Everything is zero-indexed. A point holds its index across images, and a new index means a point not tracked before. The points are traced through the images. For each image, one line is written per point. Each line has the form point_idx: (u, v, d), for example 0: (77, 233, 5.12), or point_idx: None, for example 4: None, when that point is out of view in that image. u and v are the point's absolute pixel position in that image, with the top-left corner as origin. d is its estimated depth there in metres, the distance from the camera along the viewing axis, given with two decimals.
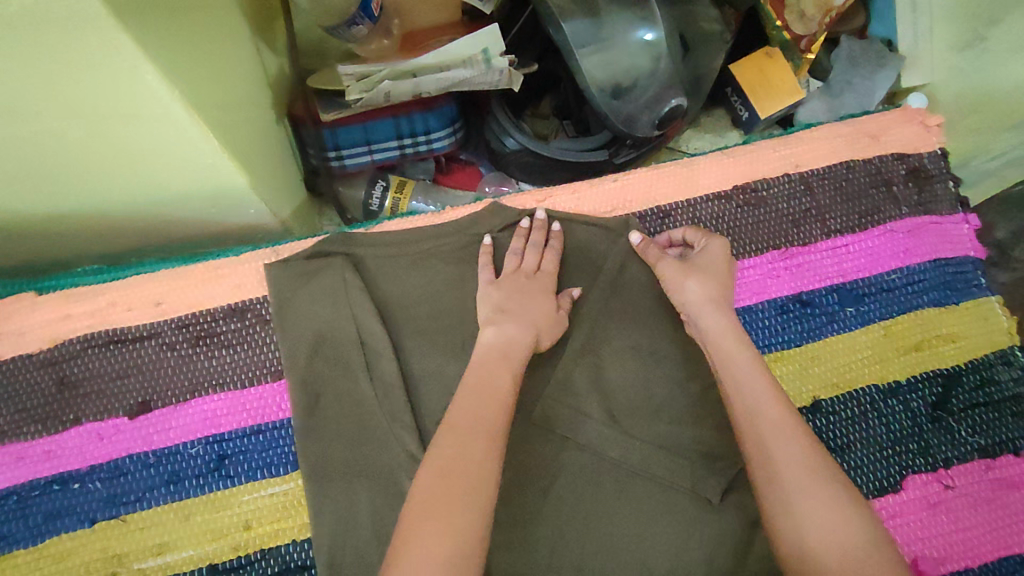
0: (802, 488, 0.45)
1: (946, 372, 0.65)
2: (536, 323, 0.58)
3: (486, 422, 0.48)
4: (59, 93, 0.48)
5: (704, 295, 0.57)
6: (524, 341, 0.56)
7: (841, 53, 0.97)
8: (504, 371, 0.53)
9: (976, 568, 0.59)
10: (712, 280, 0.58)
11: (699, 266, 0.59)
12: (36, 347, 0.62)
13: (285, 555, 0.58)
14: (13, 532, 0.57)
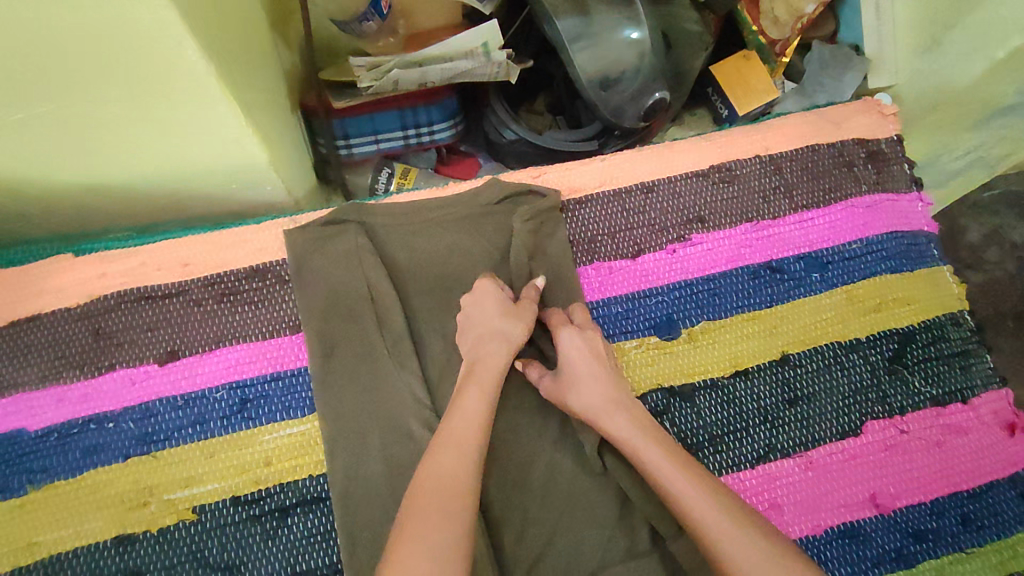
0: (741, 554, 0.49)
1: (902, 330, 0.72)
2: (503, 333, 0.63)
3: (462, 447, 0.55)
4: (109, 75, 0.54)
5: (591, 401, 0.60)
6: (500, 355, 0.62)
7: (812, 56, 1.05)
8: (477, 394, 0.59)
9: (928, 502, 0.66)
10: (591, 383, 0.61)
11: (576, 375, 0.62)
12: (74, 302, 0.68)
13: (302, 488, 0.63)
14: (54, 465, 0.63)
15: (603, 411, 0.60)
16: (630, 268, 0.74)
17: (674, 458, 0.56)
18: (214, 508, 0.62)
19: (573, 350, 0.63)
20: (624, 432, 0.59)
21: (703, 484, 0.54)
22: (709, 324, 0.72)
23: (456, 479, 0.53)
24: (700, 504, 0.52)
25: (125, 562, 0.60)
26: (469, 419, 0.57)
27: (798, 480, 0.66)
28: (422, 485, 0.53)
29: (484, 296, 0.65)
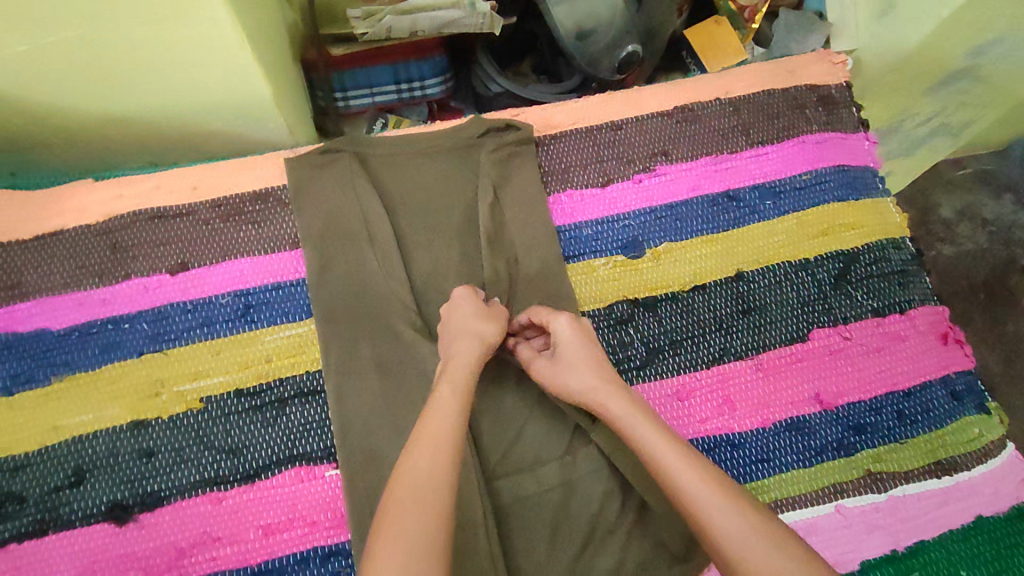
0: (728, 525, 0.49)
1: (847, 252, 0.79)
2: (477, 332, 0.65)
3: (438, 443, 0.55)
4: (132, 12, 0.60)
5: (586, 384, 0.62)
6: (472, 352, 0.64)
7: (782, 21, 1.11)
8: (450, 396, 0.59)
9: (866, 400, 0.73)
10: (584, 368, 0.63)
11: (570, 362, 0.64)
12: (93, 221, 0.75)
13: (299, 382, 0.70)
14: (75, 360, 0.69)
15: (598, 394, 0.61)
16: (599, 196, 0.80)
17: (665, 436, 0.56)
18: (219, 399, 0.69)
19: (564, 338, 0.65)
20: (619, 411, 0.59)
21: (692, 461, 0.54)
22: (671, 245, 0.79)
23: (432, 475, 0.53)
24: (688, 481, 0.52)
25: (139, 444, 0.67)
26: (444, 415, 0.58)
27: (749, 379, 0.73)
28: (396, 485, 0.53)
29: (461, 300, 0.68)
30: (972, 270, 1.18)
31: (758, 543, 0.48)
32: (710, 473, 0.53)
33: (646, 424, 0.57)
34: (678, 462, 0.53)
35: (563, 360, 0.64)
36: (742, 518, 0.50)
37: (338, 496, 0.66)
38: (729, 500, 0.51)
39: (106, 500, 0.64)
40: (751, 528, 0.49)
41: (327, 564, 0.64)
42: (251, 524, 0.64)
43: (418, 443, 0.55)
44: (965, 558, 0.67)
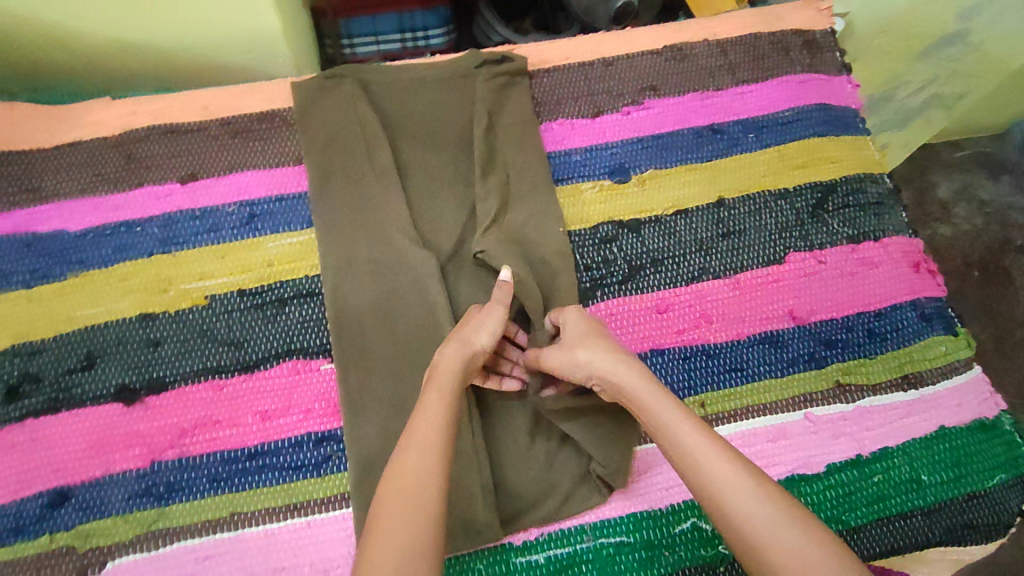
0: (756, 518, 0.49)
1: (826, 183, 0.83)
2: (466, 336, 0.65)
3: (425, 446, 0.54)
4: None
5: (601, 358, 0.63)
6: (457, 357, 0.63)
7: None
8: (436, 398, 0.59)
9: (838, 319, 0.76)
10: (602, 344, 0.64)
11: (579, 340, 0.65)
12: (110, 134, 0.79)
13: (299, 284, 0.74)
14: (89, 259, 0.73)
15: (617, 369, 0.62)
16: (589, 126, 0.84)
17: (691, 423, 0.56)
18: (223, 297, 0.73)
19: (574, 324, 0.67)
20: (644, 391, 0.60)
21: (718, 447, 0.54)
22: (656, 172, 0.82)
23: (420, 475, 0.52)
24: (715, 465, 0.52)
25: (147, 334, 0.71)
26: (432, 419, 0.57)
27: (726, 296, 0.77)
28: (389, 487, 0.52)
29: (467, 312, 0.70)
30: (968, 251, 1.16)
31: (779, 524, 0.48)
32: (736, 456, 0.53)
33: (673, 405, 0.58)
34: (704, 446, 0.54)
35: (573, 341, 0.65)
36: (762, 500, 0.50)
37: (332, 387, 0.70)
38: (753, 483, 0.51)
39: (115, 383, 0.69)
40: (772, 510, 0.49)
41: (319, 448, 0.68)
42: (250, 409, 0.68)
43: (408, 449, 0.54)
44: (926, 464, 0.71)
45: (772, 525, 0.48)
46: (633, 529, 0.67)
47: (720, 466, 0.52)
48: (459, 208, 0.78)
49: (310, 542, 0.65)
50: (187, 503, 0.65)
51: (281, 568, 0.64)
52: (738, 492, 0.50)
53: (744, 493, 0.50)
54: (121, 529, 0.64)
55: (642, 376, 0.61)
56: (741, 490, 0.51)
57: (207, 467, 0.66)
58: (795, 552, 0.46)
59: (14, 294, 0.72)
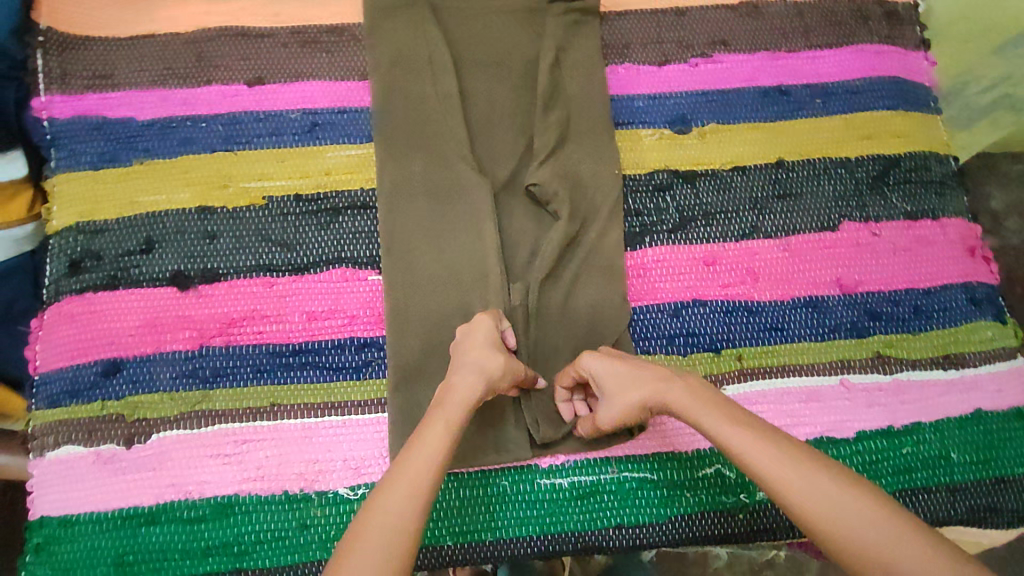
0: (852, 522, 0.47)
1: (889, 157, 0.81)
2: (483, 361, 0.62)
3: (414, 485, 0.52)
4: None
5: (645, 389, 0.59)
6: (472, 390, 0.60)
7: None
8: (439, 427, 0.57)
9: (885, 292, 0.75)
10: (644, 380, 0.60)
11: (616, 382, 0.61)
12: (183, 30, 0.80)
13: (354, 195, 0.75)
14: (154, 149, 0.75)
15: (663, 392, 0.59)
16: (655, 73, 0.83)
17: (754, 429, 0.54)
18: (280, 199, 0.74)
19: (600, 365, 0.62)
20: (696, 409, 0.57)
21: (775, 445, 0.53)
22: (718, 126, 0.81)
23: (401, 510, 0.51)
24: (776, 467, 0.51)
25: (205, 226, 0.73)
26: (428, 452, 0.55)
27: (776, 256, 0.76)
28: (369, 515, 0.51)
29: (476, 332, 0.64)
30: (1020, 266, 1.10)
31: (876, 524, 0.47)
32: (806, 457, 0.52)
33: (725, 417, 0.56)
34: (771, 457, 0.52)
35: (609, 389, 0.61)
36: (850, 499, 0.48)
37: (378, 297, 0.72)
38: (837, 487, 0.49)
39: (171, 269, 0.71)
40: (848, 496, 0.48)
41: (361, 352, 0.70)
42: (297, 308, 0.70)
43: (397, 482, 0.52)
44: (957, 444, 0.71)
45: (866, 526, 0.47)
46: (658, 467, 0.68)
47: (795, 472, 0.50)
48: (517, 139, 0.77)
49: (344, 440, 0.67)
50: (231, 388, 0.67)
51: (315, 461, 0.66)
52: (826, 501, 0.48)
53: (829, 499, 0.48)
54: (168, 405, 0.67)
55: (694, 394, 0.58)
56: (824, 495, 0.49)
57: (253, 357, 0.69)
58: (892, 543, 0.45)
59: (82, 175, 0.74)
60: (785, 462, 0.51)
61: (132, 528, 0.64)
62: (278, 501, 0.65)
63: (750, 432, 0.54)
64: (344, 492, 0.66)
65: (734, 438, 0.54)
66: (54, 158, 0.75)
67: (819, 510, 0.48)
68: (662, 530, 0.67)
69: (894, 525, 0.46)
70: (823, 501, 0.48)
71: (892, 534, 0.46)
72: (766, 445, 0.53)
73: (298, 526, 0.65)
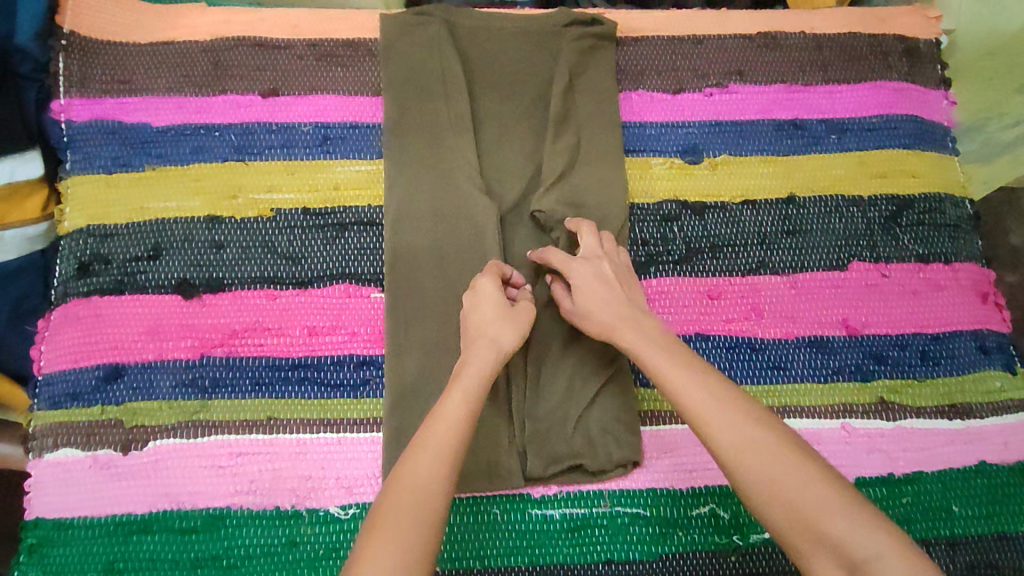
0: (755, 459, 0.50)
1: (902, 198, 0.80)
2: (495, 338, 0.62)
3: (439, 452, 0.52)
4: None
5: (603, 322, 0.63)
6: (489, 359, 0.60)
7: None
8: (460, 399, 0.57)
9: (892, 336, 0.74)
10: (603, 311, 0.64)
11: (588, 299, 0.65)
12: (201, 38, 0.80)
13: (362, 211, 0.75)
14: (166, 155, 0.76)
15: (617, 326, 0.62)
16: (668, 101, 0.83)
17: (691, 369, 0.57)
18: (288, 211, 0.75)
19: (581, 278, 0.66)
20: (641, 346, 0.60)
21: (705, 384, 0.56)
22: (729, 158, 0.81)
23: (428, 478, 0.51)
24: (701, 403, 0.54)
25: (212, 235, 0.73)
26: (450, 421, 0.55)
27: (782, 294, 0.75)
28: (397, 484, 0.51)
29: (483, 298, 0.65)
30: None
31: (779, 465, 0.50)
32: (733, 400, 0.54)
33: (666, 355, 0.59)
34: (697, 392, 0.55)
35: (583, 304, 0.65)
36: (759, 438, 0.51)
37: (380, 315, 0.72)
38: (750, 426, 0.52)
39: (177, 277, 0.71)
40: (761, 438, 0.51)
41: (359, 370, 0.70)
42: (298, 322, 0.71)
43: (422, 449, 0.53)
44: (960, 496, 0.69)
45: (766, 462, 0.50)
46: (652, 503, 0.67)
47: (716, 410, 0.54)
48: (527, 163, 0.77)
49: (338, 458, 0.67)
50: (229, 399, 0.68)
51: (308, 477, 0.66)
52: (736, 438, 0.52)
53: (764, 453, 0.50)
54: (166, 414, 0.67)
55: (646, 331, 0.61)
56: (737, 434, 0.52)
57: (252, 370, 0.69)
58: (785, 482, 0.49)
59: (95, 178, 0.75)
60: (707, 397, 0.55)
61: (124, 534, 0.65)
62: (269, 517, 0.65)
63: (686, 369, 0.57)
64: (335, 511, 0.66)
65: (670, 374, 0.57)
66: (69, 160, 0.76)
67: (728, 444, 0.52)
68: (652, 567, 0.66)
69: (795, 466, 0.49)
70: (734, 433, 0.52)
71: (793, 476, 0.49)
72: (697, 381, 0.56)
73: (287, 542, 0.65)
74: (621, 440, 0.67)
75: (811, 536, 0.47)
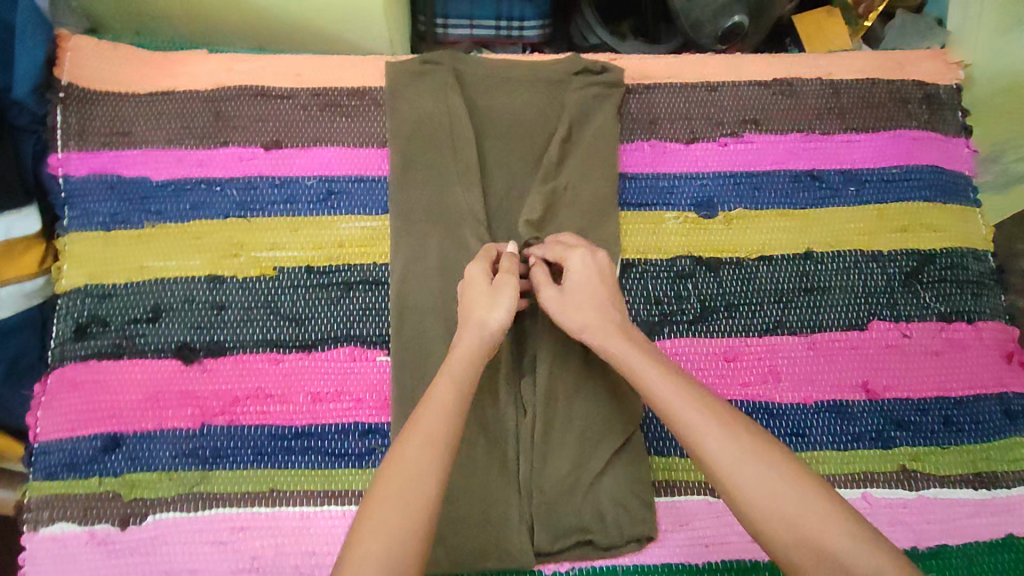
0: (746, 471, 0.49)
1: (923, 252, 0.78)
2: (482, 322, 0.61)
3: (429, 438, 0.52)
4: None
5: (593, 322, 0.62)
6: (475, 343, 0.60)
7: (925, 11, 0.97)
8: (449, 387, 0.56)
9: (914, 400, 0.72)
10: (591, 309, 0.63)
11: (580, 295, 0.64)
12: (203, 88, 0.78)
13: (367, 269, 0.73)
14: (166, 211, 0.74)
15: (604, 331, 0.62)
16: (682, 151, 0.80)
17: (677, 380, 0.56)
18: (291, 270, 0.73)
19: (578, 272, 0.65)
20: (626, 355, 0.59)
21: (693, 394, 0.55)
22: (744, 212, 0.78)
23: (418, 466, 0.50)
24: (690, 414, 0.53)
25: (213, 296, 0.71)
26: (440, 408, 0.54)
27: (800, 355, 0.73)
28: (386, 473, 0.50)
29: (473, 284, 0.64)
30: None
31: (772, 480, 0.49)
32: (720, 410, 0.54)
33: (652, 364, 0.58)
34: (684, 402, 0.54)
35: (573, 297, 0.64)
36: (748, 449, 0.50)
37: (385, 380, 0.70)
38: (738, 436, 0.51)
39: (177, 340, 0.70)
40: (752, 451, 0.50)
41: (364, 440, 0.67)
42: (301, 388, 0.68)
43: (411, 437, 0.52)
44: (987, 572, 0.67)
45: (757, 474, 0.49)
46: None
47: (706, 421, 0.52)
48: (537, 218, 0.75)
49: (342, 533, 0.65)
50: (231, 470, 0.66)
51: (312, 554, 0.64)
52: (725, 449, 0.51)
53: (755, 465, 0.49)
54: (165, 486, 0.65)
55: (630, 338, 0.61)
56: (726, 445, 0.51)
57: (254, 439, 0.67)
58: (776, 494, 0.48)
59: (93, 235, 0.73)
60: (694, 404, 0.54)
61: None
62: None
63: (673, 377, 0.56)
64: None
65: (657, 384, 0.56)
66: (67, 216, 0.74)
67: (719, 456, 0.50)
68: None
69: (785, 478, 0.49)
70: (724, 443, 0.51)
71: (785, 489, 0.48)
72: (685, 390, 0.55)
73: None
74: (634, 514, 0.65)
75: (808, 552, 0.45)
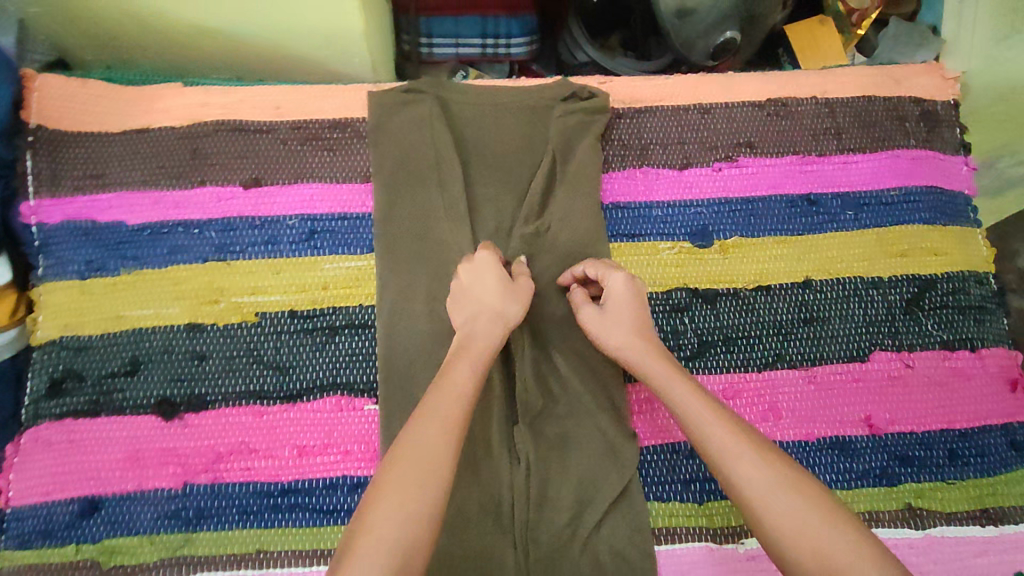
0: (775, 501, 0.48)
1: (925, 278, 0.76)
2: (499, 312, 0.62)
3: (445, 422, 0.53)
4: None
5: (627, 341, 0.62)
6: (494, 330, 0.61)
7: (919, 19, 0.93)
8: (465, 371, 0.57)
9: (918, 432, 0.70)
10: (626, 328, 0.62)
11: (615, 314, 0.63)
12: (178, 124, 0.75)
13: (353, 312, 0.70)
14: (143, 256, 0.71)
15: (637, 351, 0.61)
16: (676, 178, 0.78)
17: (711, 404, 0.56)
18: (274, 316, 0.70)
19: (612, 293, 0.65)
20: (659, 374, 0.59)
21: (727, 419, 0.54)
22: (741, 241, 0.76)
23: (433, 446, 0.51)
24: (724, 438, 0.53)
25: (193, 346, 0.69)
26: (456, 393, 0.55)
27: (801, 390, 0.71)
28: (404, 446, 0.51)
29: (484, 271, 0.65)
30: None
31: (802, 511, 0.47)
32: (753, 437, 0.53)
33: (686, 386, 0.58)
34: (717, 427, 0.54)
35: (610, 316, 0.64)
36: (780, 478, 0.50)
37: (374, 430, 0.67)
38: (769, 466, 0.50)
39: (156, 395, 0.67)
40: (784, 481, 0.49)
41: (354, 494, 0.65)
42: (288, 441, 0.66)
43: (431, 415, 0.53)
44: None
45: (786, 504, 0.48)
46: None
47: (738, 447, 0.52)
48: (528, 253, 0.72)
49: None
50: (215, 531, 0.63)
51: None
52: (756, 476, 0.50)
53: (786, 495, 0.48)
54: (147, 550, 0.63)
55: (664, 359, 0.60)
56: (756, 473, 0.50)
57: (239, 498, 0.64)
58: (804, 526, 0.47)
59: (66, 284, 0.70)
60: (726, 429, 0.53)
61: None
62: None
63: (707, 401, 0.56)
64: None
65: (690, 406, 0.56)
66: (39, 264, 0.71)
67: (748, 484, 0.50)
68: None
69: (815, 511, 0.47)
70: (754, 471, 0.50)
71: (814, 521, 0.47)
72: (718, 415, 0.55)
73: None
74: (634, 565, 0.63)
75: None
